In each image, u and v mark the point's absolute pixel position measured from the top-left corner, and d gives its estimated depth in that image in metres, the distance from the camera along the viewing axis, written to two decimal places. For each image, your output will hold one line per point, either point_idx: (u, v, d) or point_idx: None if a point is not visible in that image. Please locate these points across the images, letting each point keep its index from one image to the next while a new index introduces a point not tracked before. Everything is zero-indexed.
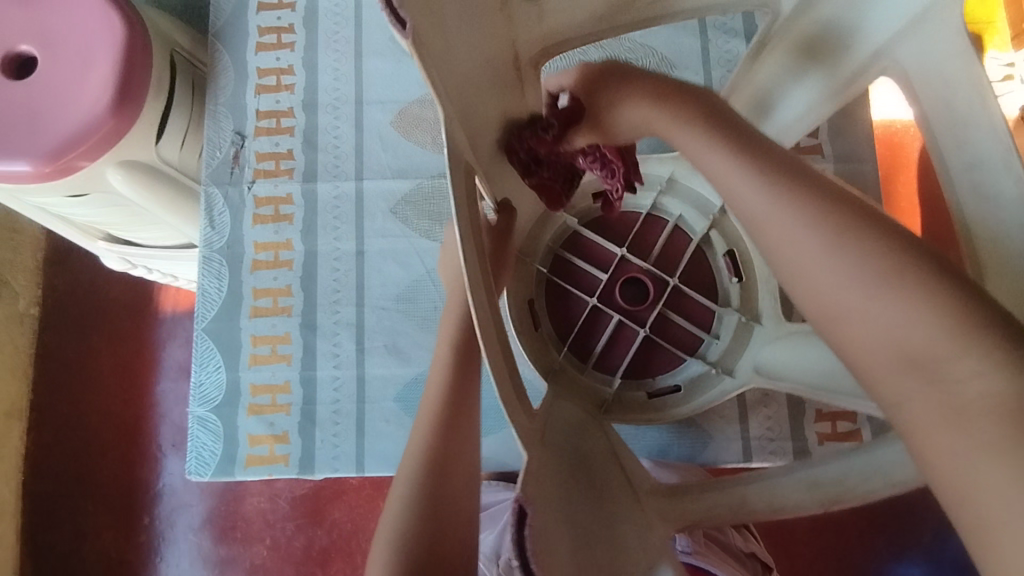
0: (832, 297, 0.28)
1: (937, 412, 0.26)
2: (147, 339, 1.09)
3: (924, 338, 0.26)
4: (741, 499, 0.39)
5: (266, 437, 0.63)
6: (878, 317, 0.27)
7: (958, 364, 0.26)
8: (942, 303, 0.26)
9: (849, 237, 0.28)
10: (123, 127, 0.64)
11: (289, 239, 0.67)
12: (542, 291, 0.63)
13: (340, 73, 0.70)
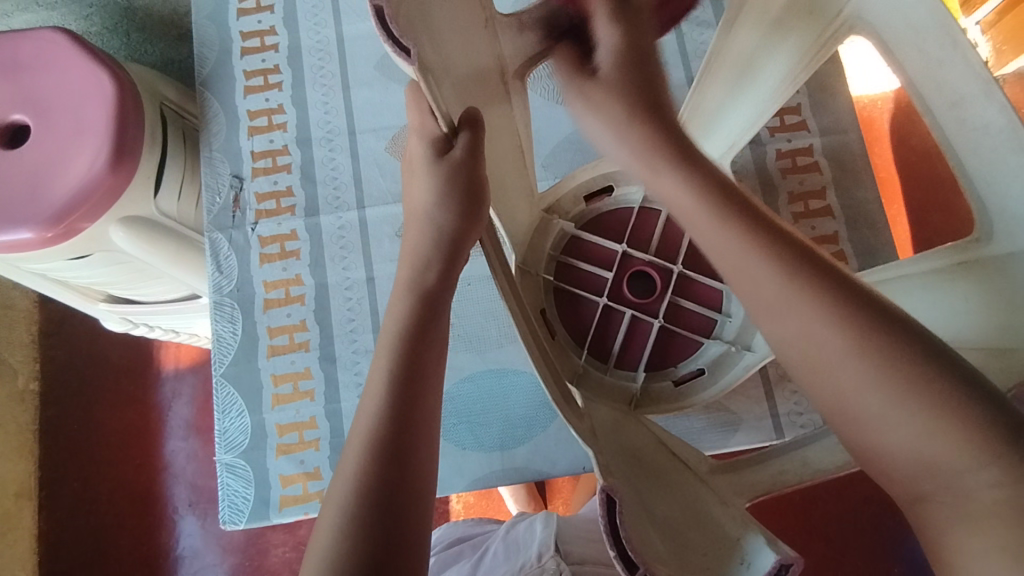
0: (800, 344, 0.31)
1: (900, 462, 0.28)
2: (153, 399, 1.07)
3: (888, 398, 0.28)
4: (805, 461, 0.36)
5: (298, 475, 0.62)
6: (875, 415, 0.29)
7: (920, 425, 0.28)
8: (925, 392, 0.28)
9: (845, 344, 0.29)
10: (121, 183, 0.64)
11: (299, 274, 0.67)
12: (552, 300, 0.64)
13: (330, 107, 0.71)
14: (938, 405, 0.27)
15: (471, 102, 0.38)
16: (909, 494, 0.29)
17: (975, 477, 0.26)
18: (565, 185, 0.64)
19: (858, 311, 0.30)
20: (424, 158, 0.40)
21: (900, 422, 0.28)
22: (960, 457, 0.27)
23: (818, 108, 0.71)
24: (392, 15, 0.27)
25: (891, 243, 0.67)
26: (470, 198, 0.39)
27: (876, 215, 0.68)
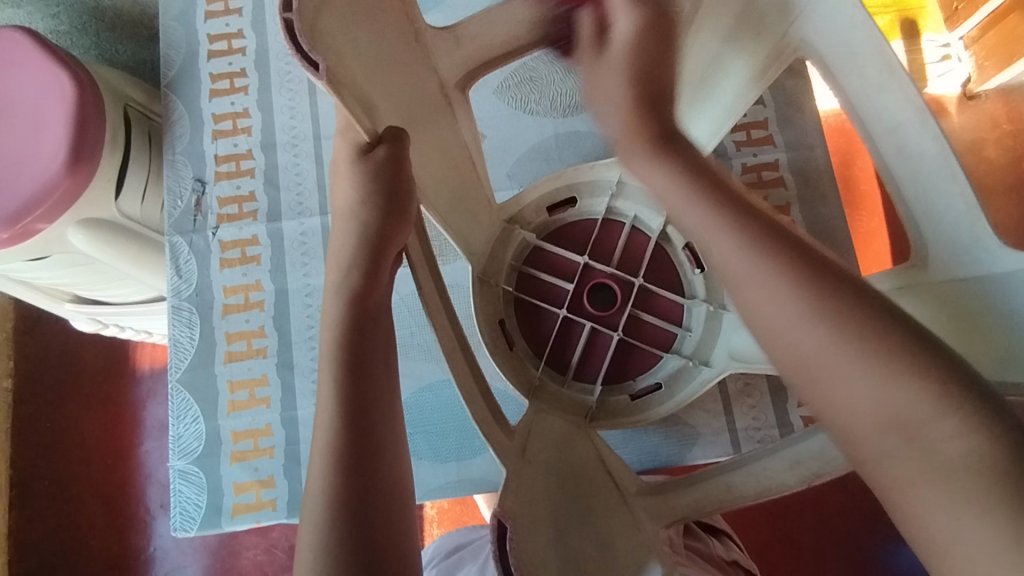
0: (767, 312, 0.32)
1: (870, 417, 0.29)
2: (126, 399, 1.06)
3: (855, 354, 0.29)
4: (729, 487, 0.38)
5: (251, 483, 0.62)
6: (864, 382, 0.29)
7: (890, 381, 0.29)
8: (916, 364, 0.29)
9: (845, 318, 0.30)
10: (81, 185, 0.63)
11: (258, 280, 0.67)
12: (512, 310, 0.63)
13: (296, 112, 0.71)
14: (900, 360, 0.29)
15: (407, 119, 0.38)
16: (874, 454, 0.29)
17: (940, 425, 0.27)
18: (526, 196, 0.64)
19: (820, 277, 0.32)
20: (344, 165, 0.36)
21: (871, 378, 0.29)
22: (927, 404, 0.28)
23: (785, 122, 0.71)
24: (302, 30, 0.27)
25: (855, 259, 0.67)
26: (389, 196, 0.36)
27: (840, 232, 0.68)
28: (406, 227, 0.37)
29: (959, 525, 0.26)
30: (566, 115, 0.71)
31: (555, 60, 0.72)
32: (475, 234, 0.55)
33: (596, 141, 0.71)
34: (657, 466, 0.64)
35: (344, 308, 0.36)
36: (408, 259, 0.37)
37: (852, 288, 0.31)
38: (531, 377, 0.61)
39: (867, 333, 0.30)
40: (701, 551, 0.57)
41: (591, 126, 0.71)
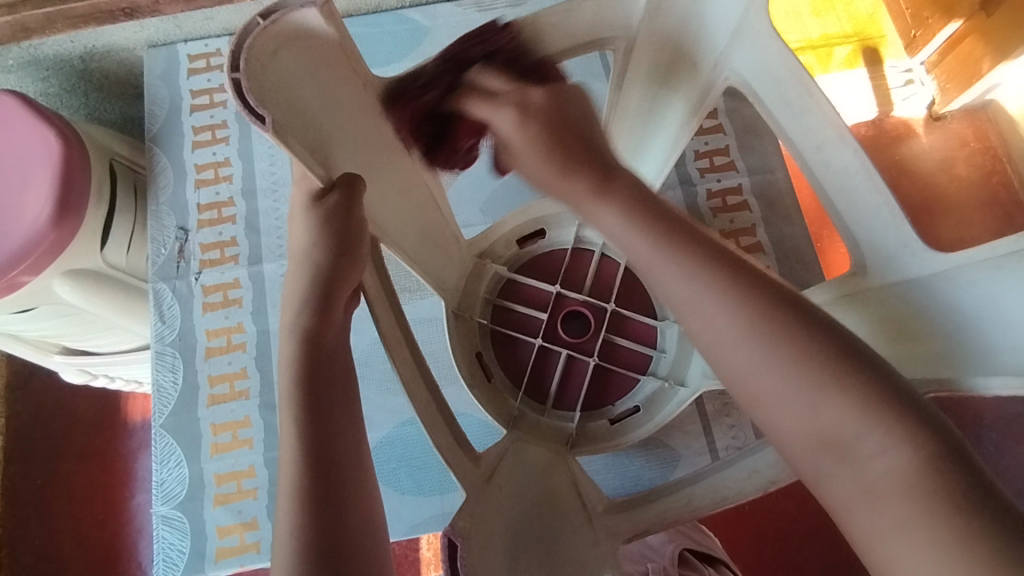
0: (722, 343, 0.33)
1: (808, 438, 0.30)
2: (116, 452, 1.06)
3: (792, 373, 0.31)
4: (689, 500, 0.39)
5: (234, 526, 0.62)
6: (802, 403, 0.31)
7: (826, 400, 0.30)
8: (850, 389, 0.30)
9: (786, 345, 0.31)
10: (66, 237, 0.65)
11: (240, 322, 0.68)
12: (488, 344, 0.64)
13: (275, 159, 0.74)
14: (834, 374, 0.30)
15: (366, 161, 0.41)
16: (816, 475, 0.31)
17: (873, 441, 0.29)
18: (497, 230, 0.66)
19: (761, 298, 0.33)
20: (302, 204, 0.39)
21: (811, 396, 0.30)
22: (858, 419, 0.29)
23: (745, 148, 0.74)
24: (248, 86, 0.31)
25: (822, 277, 0.69)
26: (347, 227, 0.37)
27: (807, 251, 0.70)
28: (363, 263, 0.39)
29: (889, 540, 0.27)
30: None
31: None
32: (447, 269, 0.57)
33: None
34: (639, 489, 0.64)
35: (312, 341, 0.38)
36: (371, 295, 0.40)
37: (787, 310, 0.32)
38: (509, 408, 0.62)
39: (801, 358, 0.31)
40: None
41: None
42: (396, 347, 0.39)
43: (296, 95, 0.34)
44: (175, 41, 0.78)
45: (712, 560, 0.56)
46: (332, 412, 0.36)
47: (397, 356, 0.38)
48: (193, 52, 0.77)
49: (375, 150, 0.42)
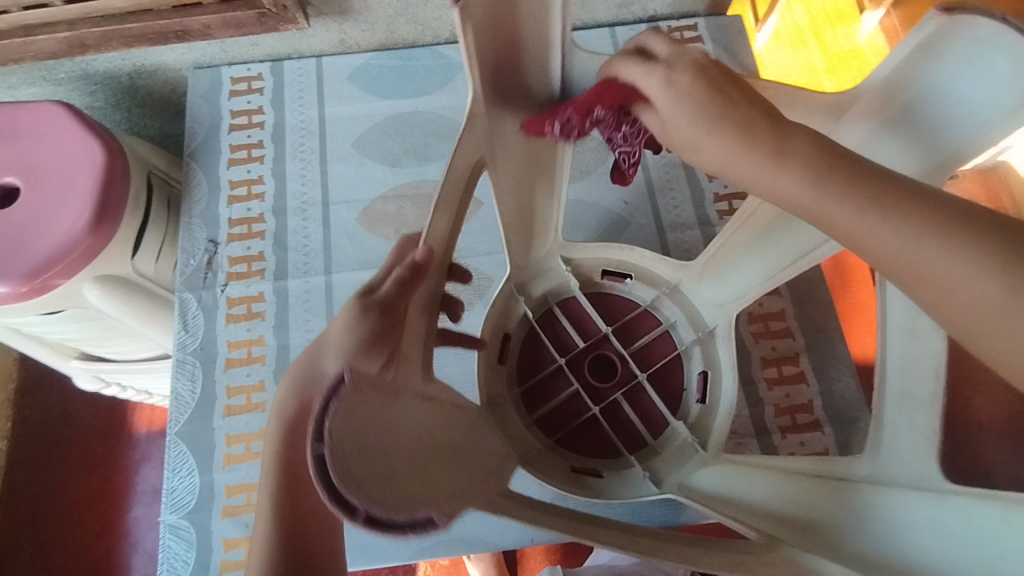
0: (824, 216, 0.32)
1: (925, 274, 0.30)
2: (119, 462, 1.06)
3: (884, 218, 0.30)
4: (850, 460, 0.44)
5: (241, 540, 0.62)
6: (913, 250, 0.30)
7: (940, 238, 0.29)
8: (938, 220, 0.30)
9: (873, 199, 0.30)
10: (100, 244, 0.67)
11: (262, 335, 0.69)
12: (563, 457, 0.60)
13: (307, 179, 0.76)
14: (915, 215, 0.30)
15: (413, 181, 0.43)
16: (949, 304, 0.29)
17: (956, 267, 0.29)
18: (480, 375, 0.59)
19: (814, 160, 0.32)
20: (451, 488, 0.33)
21: (920, 241, 0.29)
22: (951, 250, 0.29)
23: None
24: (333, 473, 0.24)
25: (837, 322, 0.69)
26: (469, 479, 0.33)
27: (823, 299, 0.70)
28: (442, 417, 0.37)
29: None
30: None
31: None
32: (476, 423, 0.49)
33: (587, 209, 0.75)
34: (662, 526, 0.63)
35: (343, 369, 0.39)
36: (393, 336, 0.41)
37: (857, 164, 0.32)
38: (637, 476, 0.58)
39: (888, 210, 0.30)
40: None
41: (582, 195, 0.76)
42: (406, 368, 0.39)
43: (379, 463, 0.27)
44: (219, 63, 0.81)
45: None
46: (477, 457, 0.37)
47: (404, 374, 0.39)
48: (236, 75, 0.81)
49: None
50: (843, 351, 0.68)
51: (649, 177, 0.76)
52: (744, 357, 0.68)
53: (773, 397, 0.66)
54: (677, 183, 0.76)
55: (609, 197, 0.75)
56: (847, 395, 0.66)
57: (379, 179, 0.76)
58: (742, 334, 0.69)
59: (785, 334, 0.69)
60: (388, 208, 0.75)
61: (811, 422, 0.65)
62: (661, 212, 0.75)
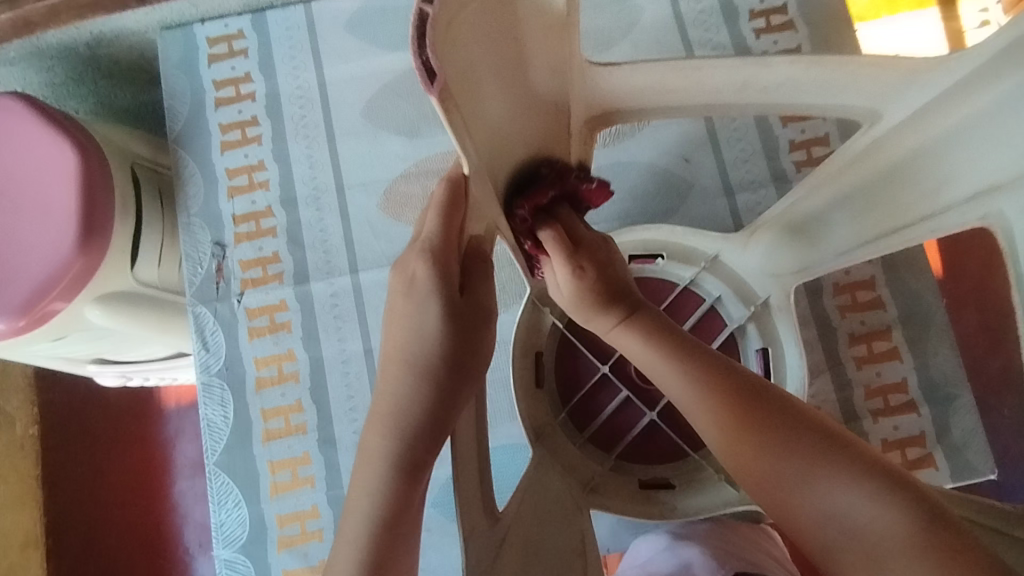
0: (675, 390, 0.35)
1: (784, 487, 0.30)
2: (155, 439, 0.84)
3: (751, 422, 0.32)
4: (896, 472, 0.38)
5: (302, 570, 0.58)
6: (782, 462, 0.30)
7: (815, 470, 0.29)
8: (822, 447, 0.30)
9: (718, 388, 0.33)
10: (94, 261, 0.58)
11: (291, 349, 0.62)
12: (628, 475, 0.55)
13: (315, 161, 0.65)
14: (807, 439, 0.30)
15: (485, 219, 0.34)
16: (793, 504, 0.30)
17: (830, 485, 0.29)
18: (523, 407, 0.54)
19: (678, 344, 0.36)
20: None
21: (806, 468, 0.30)
22: (807, 467, 0.30)
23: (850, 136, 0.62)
24: None
25: (935, 288, 0.61)
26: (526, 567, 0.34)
27: (920, 262, 0.61)
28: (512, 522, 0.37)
29: None
30: (606, 144, 0.64)
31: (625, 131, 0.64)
32: (532, 486, 0.45)
33: (642, 172, 0.64)
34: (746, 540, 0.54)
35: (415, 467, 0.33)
36: (468, 423, 0.34)
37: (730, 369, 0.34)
38: (709, 481, 0.53)
39: (753, 418, 0.32)
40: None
41: (635, 155, 0.64)
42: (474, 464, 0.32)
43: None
44: (191, 21, 0.68)
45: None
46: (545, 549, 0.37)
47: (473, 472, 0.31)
48: (212, 35, 0.68)
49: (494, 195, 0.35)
50: (943, 323, 0.60)
51: (712, 126, 0.64)
52: (828, 336, 0.61)
53: (862, 378, 0.59)
54: (747, 131, 0.64)
55: (666, 154, 0.64)
56: (947, 371, 0.59)
57: (397, 154, 0.65)
58: (826, 309, 0.61)
59: (876, 307, 0.61)
60: (412, 188, 0.64)
61: (905, 402, 0.59)
62: (730, 168, 0.64)
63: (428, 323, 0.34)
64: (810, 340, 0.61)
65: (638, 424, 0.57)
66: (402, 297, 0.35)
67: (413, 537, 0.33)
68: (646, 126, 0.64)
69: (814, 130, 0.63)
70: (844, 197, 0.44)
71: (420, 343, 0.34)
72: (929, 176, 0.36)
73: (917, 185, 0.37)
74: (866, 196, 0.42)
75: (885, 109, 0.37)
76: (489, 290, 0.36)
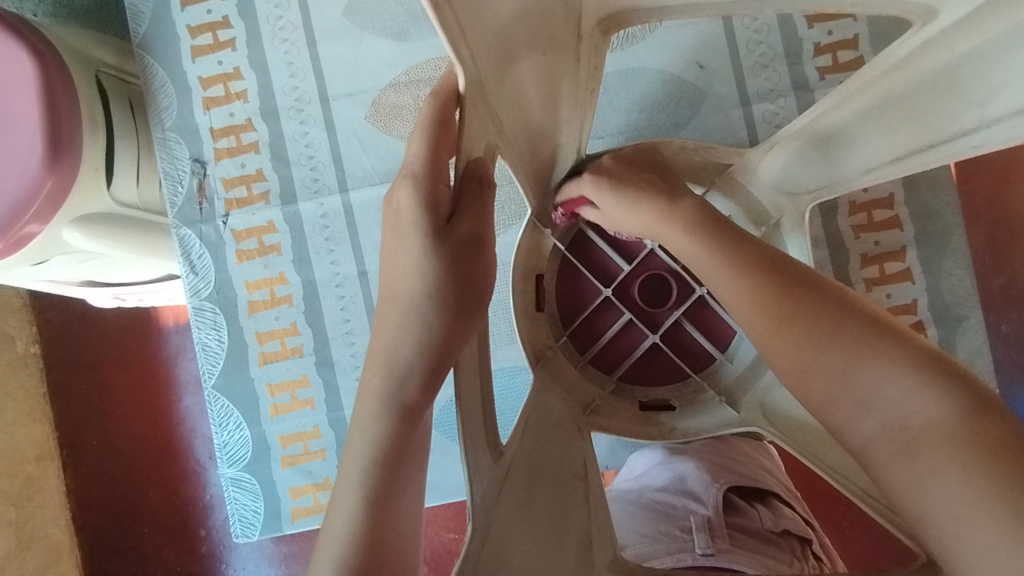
0: (725, 285, 0.35)
1: (831, 377, 0.29)
2: (155, 356, 0.78)
3: (808, 314, 0.31)
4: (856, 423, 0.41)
5: (307, 487, 0.60)
6: (838, 361, 0.29)
7: (868, 361, 0.28)
8: (879, 340, 0.29)
9: (780, 287, 0.33)
10: (68, 180, 0.52)
11: (282, 272, 0.60)
12: (628, 397, 0.55)
13: (296, 68, 0.60)
14: (870, 337, 0.29)
15: (483, 138, 0.31)
16: (845, 405, 0.29)
17: (884, 375, 0.28)
18: (523, 332, 0.52)
19: (759, 256, 0.34)
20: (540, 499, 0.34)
21: (856, 360, 0.29)
22: (861, 355, 0.29)
23: (880, 36, 0.57)
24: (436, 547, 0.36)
25: (955, 207, 0.58)
26: (528, 494, 0.33)
27: (942, 178, 0.58)
28: (510, 451, 0.36)
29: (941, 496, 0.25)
30: (614, 49, 0.59)
31: (637, 34, 0.58)
32: (533, 410, 0.44)
33: (651, 80, 0.59)
34: (733, 453, 0.55)
35: (413, 407, 0.32)
36: (466, 358, 0.32)
37: (794, 272, 0.33)
38: (710, 402, 0.53)
39: (812, 312, 0.31)
40: (745, 528, 0.48)
41: (644, 62, 0.59)
42: (471, 398, 0.30)
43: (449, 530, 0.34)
44: None
45: (764, 494, 0.52)
46: (544, 475, 0.37)
47: (472, 405, 0.30)
48: None
49: (492, 110, 0.31)
50: (959, 242, 0.58)
51: (730, 27, 0.58)
52: (839, 257, 0.59)
53: (871, 299, 0.58)
54: (768, 33, 0.58)
55: (677, 60, 0.59)
56: (957, 292, 0.58)
57: (383, 59, 0.59)
58: (839, 229, 0.59)
59: (891, 226, 0.58)
60: (402, 99, 0.59)
61: (913, 324, 0.58)
62: (747, 76, 0.59)
63: (415, 263, 0.31)
64: (820, 261, 0.59)
65: (641, 346, 0.56)
66: (393, 227, 0.32)
67: (411, 466, 0.33)
68: (658, 27, 0.59)
69: (842, 37, 0.57)
70: (871, 108, 0.40)
71: (409, 276, 0.31)
72: (975, 80, 0.34)
73: (962, 93, 0.34)
74: (898, 108, 0.39)
75: (942, 7, 0.33)
76: (487, 223, 0.32)
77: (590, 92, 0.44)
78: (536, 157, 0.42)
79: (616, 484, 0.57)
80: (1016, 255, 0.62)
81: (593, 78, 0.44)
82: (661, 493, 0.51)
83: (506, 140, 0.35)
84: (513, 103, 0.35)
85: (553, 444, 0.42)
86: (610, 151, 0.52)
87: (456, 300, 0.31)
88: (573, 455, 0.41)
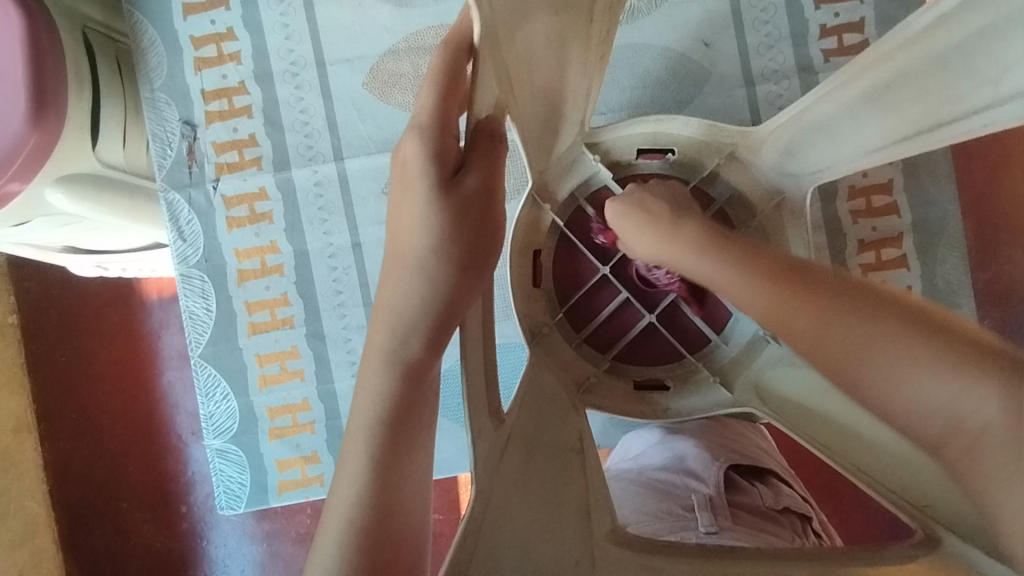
0: (740, 293, 0.34)
1: (876, 381, 0.28)
2: (137, 327, 0.77)
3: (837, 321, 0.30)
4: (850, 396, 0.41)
5: (295, 460, 0.59)
6: (879, 366, 0.28)
7: (908, 361, 0.27)
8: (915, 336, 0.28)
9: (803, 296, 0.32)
10: (52, 137, 0.49)
11: (273, 240, 0.59)
12: (623, 376, 0.55)
13: (292, 30, 0.58)
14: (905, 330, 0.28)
15: (490, 96, 0.30)
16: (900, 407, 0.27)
17: (924, 373, 0.27)
18: (519, 307, 0.52)
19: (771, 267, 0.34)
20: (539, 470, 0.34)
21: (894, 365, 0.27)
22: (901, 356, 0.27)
23: (886, 19, 0.56)
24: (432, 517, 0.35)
25: (952, 194, 0.58)
26: (526, 464, 0.33)
27: (940, 166, 0.58)
28: (510, 421, 0.35)
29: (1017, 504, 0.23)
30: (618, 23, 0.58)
31: (642, 9, 0.58)
32: (530, 384, 0.43)
33: (656, 57, 0.58)
34: (731, 433, 0.55)
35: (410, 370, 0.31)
36: (468, 323, 0.31)
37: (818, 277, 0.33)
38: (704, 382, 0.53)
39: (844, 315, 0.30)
40: (747, 504, 0.48)
41: (649, 37, 0.58)
42: (474, 362, 0.30)
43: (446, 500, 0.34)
44: None
45: (763, 472, 0.52)
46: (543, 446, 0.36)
47: (474, 371, 0.29)
48: None
49: (501, 69, 0.30)
50: (954, 229, 0.58)
51: (736, 5, 0.57)
52: (838, 242, 0.58)
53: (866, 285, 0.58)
54: (774, 12, 0.57)
55: (682, 38, 0.58)
56: (951, 279, 0.58)
57: (382, 25, 0.58)
58: (838, 213, 0.58)
59: (889, 212, 0.58)
60: (401, 67, 0.58)
61: None
62: (752, 55, 0.58)
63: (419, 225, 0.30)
64: (818, 246, 0.59)
65: (636, 326, 0.56)
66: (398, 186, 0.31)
67: (406, 433, 0.32)
68: (664, 3, 0.58)
69: (848, 19, 0.57)
70: (879, 88, 0.40)
71: (413, 236, 0.31)
72: (985, 60, 0.33)
73: (971, 73, 0.34)
74: (908, 85, 0.38)
75: None
76: (493, 180, 0.31)
77: (598, 61, 0.43)
78: (541, 125, 0.41)
79: (614, 464, 0.57)
80: (1008, 246, 0.62)
81: (601, 47, 0.43)
82: (661, 471, 0.52)
83: (513, 102, 0.34)
84: (520, 64, 0.34)
85: (551, 417, 0.41)
86: (615, 128, 0.52)
87: (461, 259, 0.31)
88: (571, 428, 0.41)
